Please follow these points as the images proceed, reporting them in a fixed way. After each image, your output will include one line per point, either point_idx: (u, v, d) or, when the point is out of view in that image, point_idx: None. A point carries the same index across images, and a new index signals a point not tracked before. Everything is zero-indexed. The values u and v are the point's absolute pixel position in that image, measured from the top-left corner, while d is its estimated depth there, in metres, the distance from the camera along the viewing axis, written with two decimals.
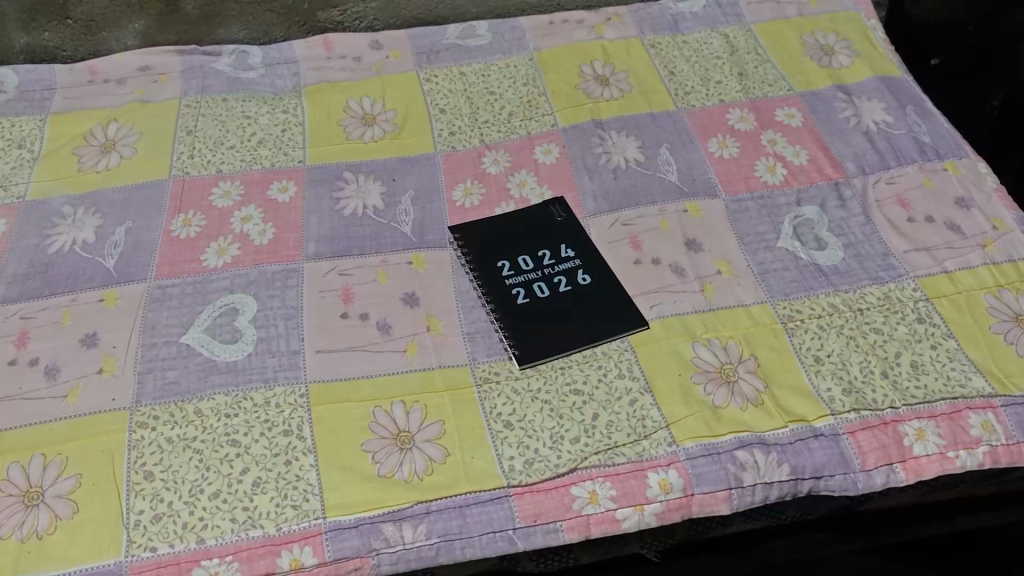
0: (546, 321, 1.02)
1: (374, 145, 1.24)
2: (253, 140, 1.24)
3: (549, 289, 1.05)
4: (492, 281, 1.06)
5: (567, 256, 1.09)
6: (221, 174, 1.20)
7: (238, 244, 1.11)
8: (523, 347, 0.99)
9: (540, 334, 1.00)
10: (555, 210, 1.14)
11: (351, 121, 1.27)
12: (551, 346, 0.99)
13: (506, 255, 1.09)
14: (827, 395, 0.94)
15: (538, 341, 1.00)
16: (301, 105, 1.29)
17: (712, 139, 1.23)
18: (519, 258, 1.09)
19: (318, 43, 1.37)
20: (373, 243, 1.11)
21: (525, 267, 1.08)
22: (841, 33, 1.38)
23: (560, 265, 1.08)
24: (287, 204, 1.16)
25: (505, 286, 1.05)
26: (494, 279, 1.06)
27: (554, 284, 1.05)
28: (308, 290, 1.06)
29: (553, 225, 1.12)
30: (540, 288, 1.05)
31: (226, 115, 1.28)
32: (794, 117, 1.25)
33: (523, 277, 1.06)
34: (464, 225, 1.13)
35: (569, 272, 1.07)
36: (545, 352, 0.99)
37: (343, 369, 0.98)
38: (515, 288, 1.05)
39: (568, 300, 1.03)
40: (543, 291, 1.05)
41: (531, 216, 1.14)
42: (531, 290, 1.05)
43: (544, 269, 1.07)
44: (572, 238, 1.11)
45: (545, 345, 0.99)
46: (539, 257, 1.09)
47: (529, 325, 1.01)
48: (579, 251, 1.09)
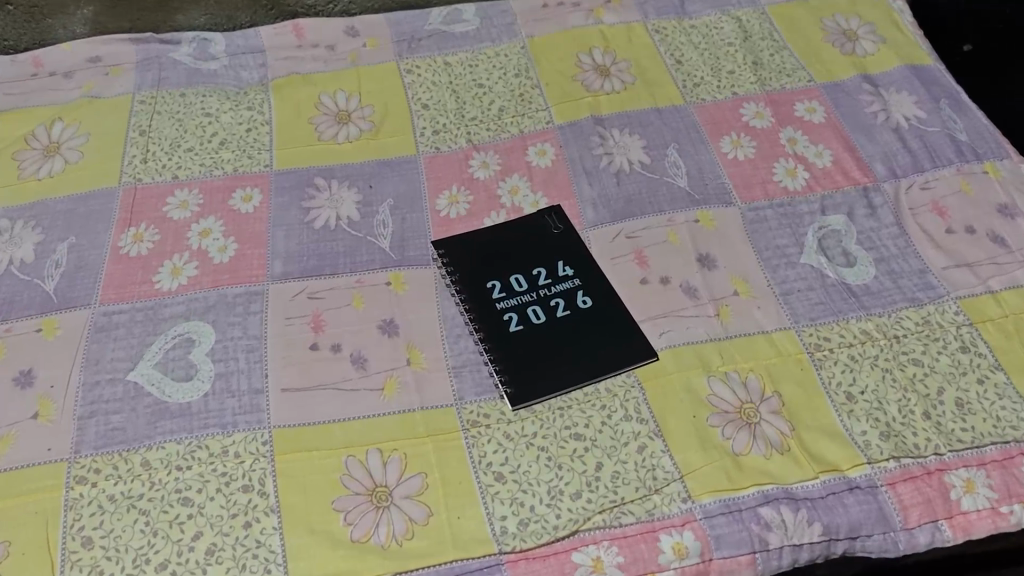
0: (542, 353, 0.90)
1: (348, 146, 1.11)
2: (213, 142, 1.11)
3: (545, 314, 0.93)
4: (481, 306, 0.94)
5: (565, 275, 0.97)
6: (178, 180, 1.07)
7: (195, 263, 0.99)
8: (516, 384, 0.88)
9: (535, 368, 0.89)
10: (552, 221, 1.02)
11: (323, 119, 1.14)
12: (549, 383, 0.87)
13: (496, 275, 0.97)
14: (863, 439, 0.83)
15: (532, 377, 0.88)
16: (267, 101, 1.16)
17: (725, 138, 1.10)
18: (512, 277, 0.96)
19: (287, 30, 1.24)
20: (347, 261, 0.99)
21: (518, 288, 0.96)
22: (863, 16, 1.26)
23: (558, 285, 0.96)
24: (251, 215, 1.04)
25: (495, 311, 0.94)
26: (484, 303, 0.94)
27: (551, 309, 0.94)
28: (273, 317, 0.94)
29: (549, 238, 1.00)
30: (534, 314, 0.93)
31: (184, 113, 1.15)
32: (815, 112, 1.13)
33: (516, 300, 0.94)
34: (449, 240, 1.00)
35: (567, 294, 0.95)
36: (541, 390, 0.87)
37: (313, 411, 0.86)
38: (507, 313, 0.93)
39: (566, 328, 0.92)
40: (538, 316, 0.93)
41: (524, 228, 1.01)
42: (525, 316, 0.93)
43: (539, 291, 0.95)
44: (570, 254, 0.99)
45: (541, 382, 0.88)
46: (533, 276, 0.96)
47: (523, 358, 0.89)
48: (579, 269, 0.97)
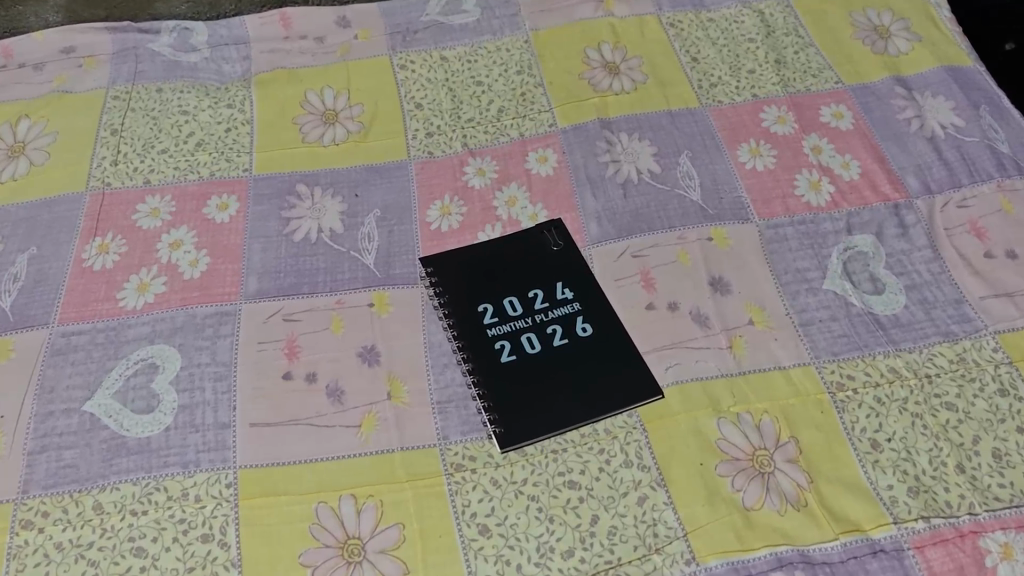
0: (535, 388, 0.81)
1: (334, 150, 1.03)
2: (189, 143, 1.03)
3: (541, 342, 0.84)
4: (471, 332, 0.86)
5: (564, 298, 0.88)
6: (149, 185, 1.00)
7: (163, 278, 0.92)
8: (505, 424, 0.80)
9: (527, 406, 0.80)
10: (551, 237, 0.93)
11: (308, 119, 1.06)
12: (541, 423, 0.79)
13: (488, 297, 0.88)
14: (888, 495, 0.75)
15: (524, 415, 0.80)
16: (248, 98, 1.08)
17: (743, 146, 1.01)
18: (505, 300, 0.88)
19: (273, 19, 1.15)
20: (327, 278, 0.91)
21: (512, 312, 0.87)
22: (897, 10, 1.16)
23: (556, 310, 0.87)
24: (226, 225, 0.96)
25: (485, 338, 0.85)
26: (473, 329, 0.86)
27: (547, 336, 0.85)
28: (244, 341, 0.86)
29: (548, 257, 0.92)
30: (529, 342, 0.84)
31: (159, 110, 1.07)
32: (842, 118, 1.03)
33: (509, 326, 0.86)
34: (439, 257, 0.92)
35: (566, 320, 0.86)
36: (533, 431, 0.79)
37: (284, 450, 0.79)
38: (499, 341, 0.85)
39: (563, 360, 0.83)
40: (533, 345, 0.84)
41: (521, 245, 0.93)
42: (518, 344, 0.84)
43: (535, 316, 0.86)
44: (570, 274, 0.90)
45: (534, 421, 0.80)
46: (529, 299, 0.88)
47: (515, 393, 0.81)
48: (579, 292, 0.88)
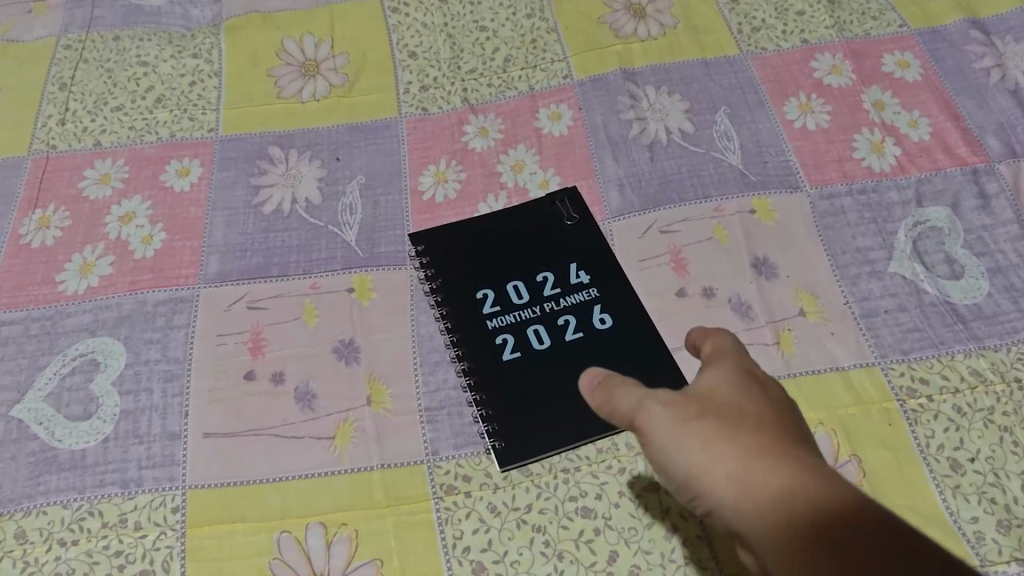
0: (542, 392, 0.68)
1: (314, 106, 0.89)
2: (148, 99, 0.90)
3: (550, 336, 0.71)
4: (467, 324, 0.72)
5: (579, 283, 0.74)
6: (100, 148, 0.86)
7: (111, 257, 0.78)
8: (506, 436, 0.67)
9: (533, 414, 0.67)
10: (565, 209, 0.79)
11: (285, 71, 0.91)
12: (550, 436, 0.66)
13: (489, 281, 0.75)
14: (973, 529, 0.61)
15: (529, 425, 0.67)
16: (217, 47, 0.93)
17: (792, 101, 0.86)
18: (509, 285, 0.74)
19: None
20: (301, 257, 0.78)
21: (517, 300, 0.73)
22: None
23: (569, 298, 0.73)
24: (186, 194, 0.83)
25: (484, 331, 0.72)
26: (470, 320, 0.73)
27: (558, 329, 0.71)
28: (201, 332, 0.73)
29: (560, 233, 0.78)
30: (536, 336, 0.71)
31: (115, 61, 0.93)
32: (908, 68, 0.88)
33: (513, 317, 0.72)
34: (432, 232, 0.79)
35: (581, 310, 0.72)
36: (540, 446, 0.66)
37: (243, 466, 0.67)
38: (500, 334, 0.71)
39: (577, 358, 0.70)
40: (541, 340, 0.71)
41: (528, 218, 0.79)
42: (523, 339, 0.71)
43: (544, 305, 0.73)
44: (587, 254, 0.76)
45: (540, 433, 0.66)
46: (537, 284, 0.74)
47: (519, 399, 0.68)
48: (597, 276, 0.75)
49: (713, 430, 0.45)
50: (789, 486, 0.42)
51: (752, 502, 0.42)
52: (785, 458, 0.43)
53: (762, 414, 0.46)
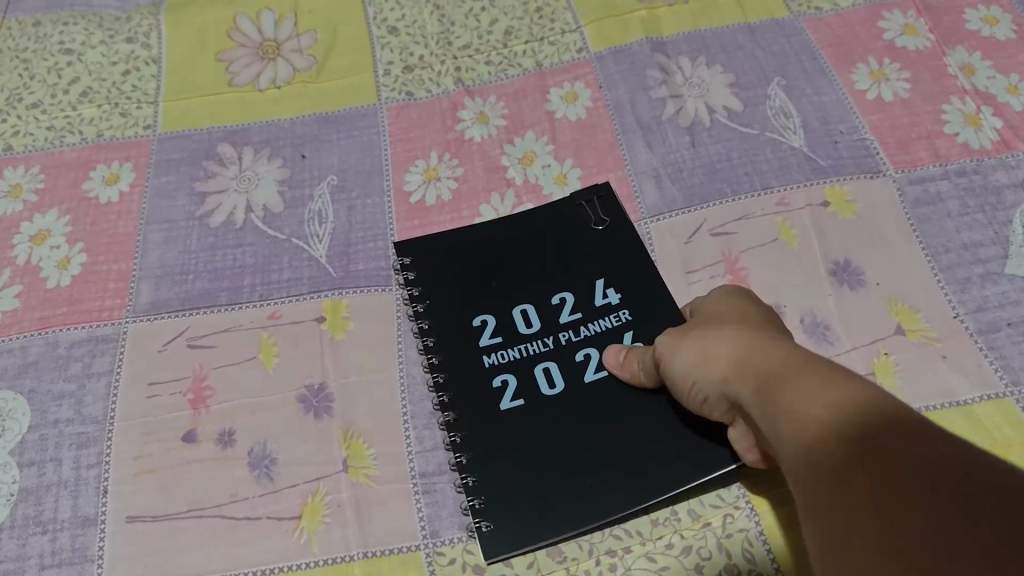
0: (551, 453, 0.51)
1: (273, 94, 0.73)
2: (71, 93, 0.73)
3: (564, 377, 0.54)
4: (457, 361, 0.56)
5: (606, 306, 0.57)
6: (10, 153, 0.70)
7: (17, 287, 0.62)
8: (495, 512, 0.50)
9: (537, 483, 0.50)
10: (591, 212, 0.62)
11: (239, 54, 0.75)
12: (560, 513, 0.49)
13: (488, 305, 0.58)
14: None
15: (530, 498, 0.50)
16: (156, 28, 0.77)
17: (860, 67, 0.70)
18: (514, 311, 0.57)
19: None
20: (258, 280, 0.61)
21: (524, 329, 0.56)
22: None
23: (593, 326, 0.56)
24: (114, 205, 0.66)
25: (478, 372, 0.55)
26: (462, 356, 0.56)
27: (574, 368, 0.54)
28: (128, 381, 0.57)
29: (583, 241, 0.60)
30: (545, 378, 0.54)
31: (33, 48, 0.77)
32: (997, 24, 0.72)
33: (516, 351, 0.55)
34: (419, 240, 0.62)
35: (607, 341, 0.55)
36: (541, 528, 0.49)
37: (180, 563, 0.50)
38: (497, 376, 0.54)
39: (601, 405, 0.52)
40: (552, 383, 0.53)
41: (545, 222, 0.62)
42: (527, 382, 0.54)
43: (557, 337, 0.56)
44: (617, 267, 0.59)
45: (544, 509, 0.49)
46: (551, 309, 0.57)
47: (516, 465, 0.51)
48: (631, 295, 0.57)
49: (711, 329, 0.45)
50: (777, 359, 0.39)
51: (745, 381, 0.40)
52: (776, 337, 0.42)
53: (759, 317, 0.46)
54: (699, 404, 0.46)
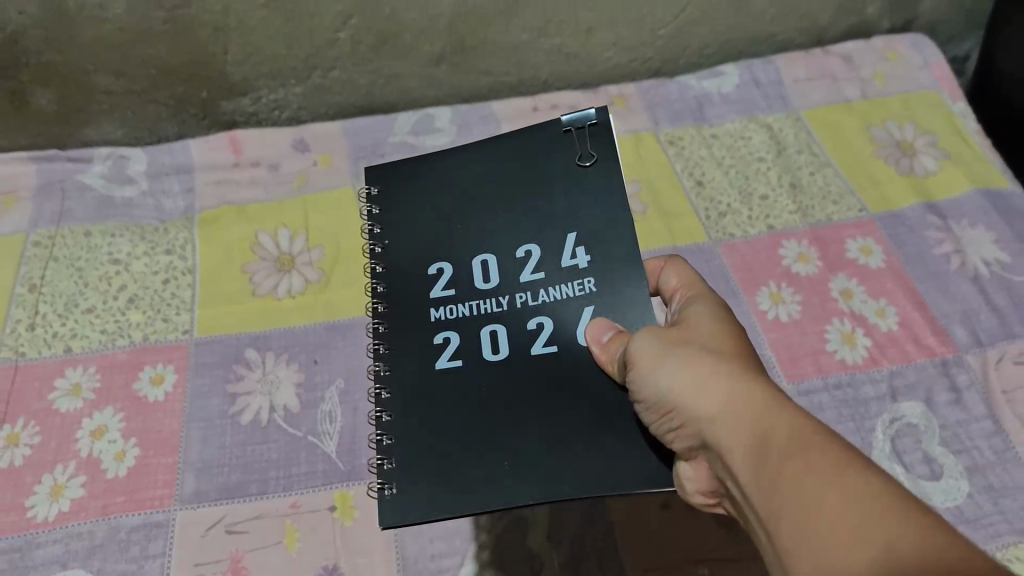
0: (475, 420, 0.55)
1: (289, 304, 0.88)
2: (121, 300, 0.89)
3: (504, 344, 0.57)
4: (406, 311, 0.60)
5: (574, 269, 0.58)
6: (70, 355, 0.84)
7: (82, 478, 0.76)
8: (405, 486, 0.54)
9: (452, 456, 0.55)
10: (577, 146, 0.61)
11: (260, 266, 0.91)
12: (471, 489, 0.53)
13: (446, 253, 0.62)
14: None
15: (446, 475, 0.54)
16: (191, 242, 0.93)
17: (763, 290, 0.88)
18: (471, 267, 0.60)
19: (222, 145, 1.03)
20: (281, 473, 0.76)
21: (482, 283, 0.60)
22: (920, 123, 1.03)
23: (553, 292, 0.58)
24: (160, 403, 0.81)
25: (426, 328, 0.59)
26: (413, 307, 0.60)
27: (521, 331, 0.57)
28: (178, 562, 0.71)
29: (558, 179, 0.61)
30: (492, 343, 0.57)
31: (85, 258, 0.92)
32: (871, 254, 0.91)
33: (466, 308, 0.59)
34: (395, 180, 0.65)
35: (563, 313, 0.57)
36: (441, 499, 0.53)
37: None
38: (441, 332, 0.59)
39: (543, 375, 0.56)
40: (497, 348, 0.57)
41: (524, 147, 0.62)
42: (474, 343, 0.58)
43: (514, 298, 0.58)
44: (594, 217, 0.59)
45: (456, 485, 0.54)
46: (510, 267, 0.60)
47: (431, 433, 0.56)
48: (601, 261, 0.58)
49: (696, 357, 0.50)
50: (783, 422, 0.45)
51: (742, 428, 0.46)
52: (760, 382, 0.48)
53: (735, 346, 0.51)
54: (668, 427, 0.50)
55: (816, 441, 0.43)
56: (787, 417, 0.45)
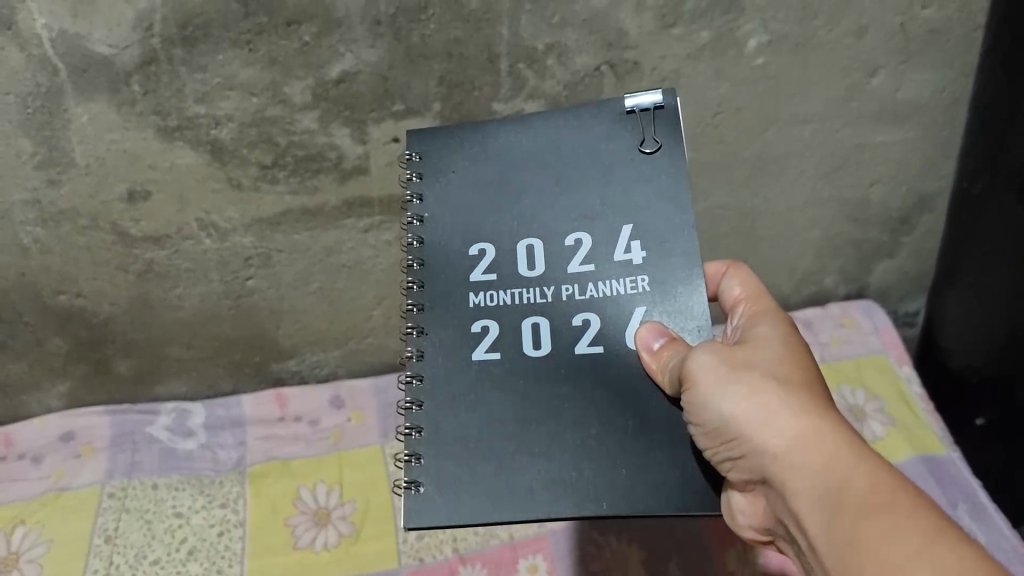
0: (516, 423, 0.66)
1: (324, 556, 1.04)
2: (182, 552, 1.05)
3: (550, 342, 0.67)
4: (446, 296, 0.69)
5: (625, 263, 0.68)
6: None
7: None
8: (440, 492, 0.64)
9: (490, 456, 0.65)
10: (642, 129, 0.70)
11: (300, 519, 1.08)
12: (504, 498, 0.64)
13: (488, 234, 0.70)
14: None
15: (486, 479, 0.64)
16: (242, 496, 1.10)
17: (730, 552, 1.04)
18: (522, 247, 0.69)
19: (268, 398, 1.20)
20: None
21: (527, 270, 0.69)
22: (871, 388, 1.22)
23: (602, 287, 0.67)
24: None
25: (465, 313, 0.69)
26: (454, 289, 0.69)
27: (563, 326, 0.67)
28: None
29: (619, 165, 0.70)
30: (534, 338, 0.67)
31: (154, 511, 1.09)
32: None
33: (509, 296, 0.68)
34: (439, 142, 0.72)
35: (609, 308, 0.67)
36: (471, 495, 0.64)
37: None
38: (481, 321, 0.68)
39: (583, 369, 0.66)
40: (540, 343, 0.67)
41: (583, 133, 0.71)
42: (518, 337, 0.67)
43: (559, 289, 0.68)
44: (645, 215, 0.68)
45: (485, 490, 0.64)
46: (561, 253, 0.69)
47: (479, 421, 0.66)
48: (650, 259, 0.67)
49: (761, 389, 0.61)
50: (859, 468, 0.55)
51: (817, 463, 0.57)
52: (829, 421, 0.58)
53: (797, 379, 0.62)
54: (728, 456, 0.61)
55: (889, 490, 0.53)
56: (857, 464, 0.55)
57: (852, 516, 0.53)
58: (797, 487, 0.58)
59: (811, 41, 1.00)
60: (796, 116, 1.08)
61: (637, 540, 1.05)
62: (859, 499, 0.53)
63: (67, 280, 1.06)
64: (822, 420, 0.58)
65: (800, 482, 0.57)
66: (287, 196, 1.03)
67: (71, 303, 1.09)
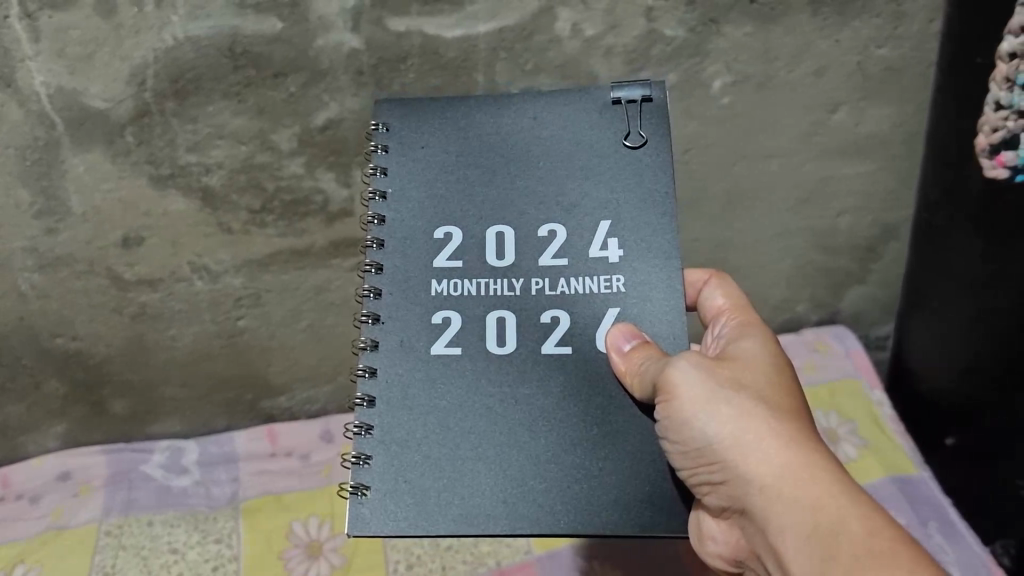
0: (478, 427, 0.68)
1: None
2: None
3: (514, 337, 0.69)
4: (408, 280, 0.71)
5: (602, 260, 0.70)
6: None
7: None
8: (387, 491, 0.66)
9: (446, 460, 0.67)
10: (628, 122, 0.73)
11: (294, 552, 1.10)
12: (450, 503, 0.66)
13: (453, 218, 0.72)
14: None
15: (443, 485, 0.66)
16: (237, 530, 1.13)
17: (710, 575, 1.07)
18: (487, 236, 0.71)
19: (261, 434, 1.23)
20: None
21: (496, 259, 0.71)
22: (845, 411, 1.27)
23: (576, 283, 0.70)
24: None
25: (428, 303, 0.70)
26: (417, 274, 0.71)
27: (531, 323, 0.70)
28: None
29: (604, 158, 0.73)
30: (499, 334, 0.69)
31: (150, 548, 1.12)
32: None
33: (475, 287, 0.70)
34: (409, 118, 0.75)
35: (576, 307, 0.70)
36: (418, 498, 0.66)
37: None
38: (443, 313, 0.70)
39: (547, 371, 0.69)
40: (505, 341, 0.69)
41: (566, 128, 0.74)
42: (482, 332, 0.69)
43: (529, 282, 0.70)
44: (624, 213, 0.71)
45: (432, 494, 0.66)
46: (534, 244, 0.71)
47: (440, 415, 0.68)
48: (626, 257, 0.70)
49: (745, 413, 0.63)
50: (844, 504, 0.59)
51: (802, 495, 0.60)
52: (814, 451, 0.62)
53: (779, 401, 0.65)
54: (708, 477, 0.64)
55: (873, 530, 0.57)
56: (842, 501, 0.59)
57: (840, 553, 0.57)
58: (779, 518, 0.61)
59: (774, 81, 1.06)
60: (765, 151, 1.13)
61: (623, 567, 1.08)
62: (845, 536, 0.58)
63: (64, 324, 1.10)
64: (805, 450, 0.62)
65: (780, 511, 0.61)
66: (276, 239, 1.07)
67: (69, 346, 1.12)
